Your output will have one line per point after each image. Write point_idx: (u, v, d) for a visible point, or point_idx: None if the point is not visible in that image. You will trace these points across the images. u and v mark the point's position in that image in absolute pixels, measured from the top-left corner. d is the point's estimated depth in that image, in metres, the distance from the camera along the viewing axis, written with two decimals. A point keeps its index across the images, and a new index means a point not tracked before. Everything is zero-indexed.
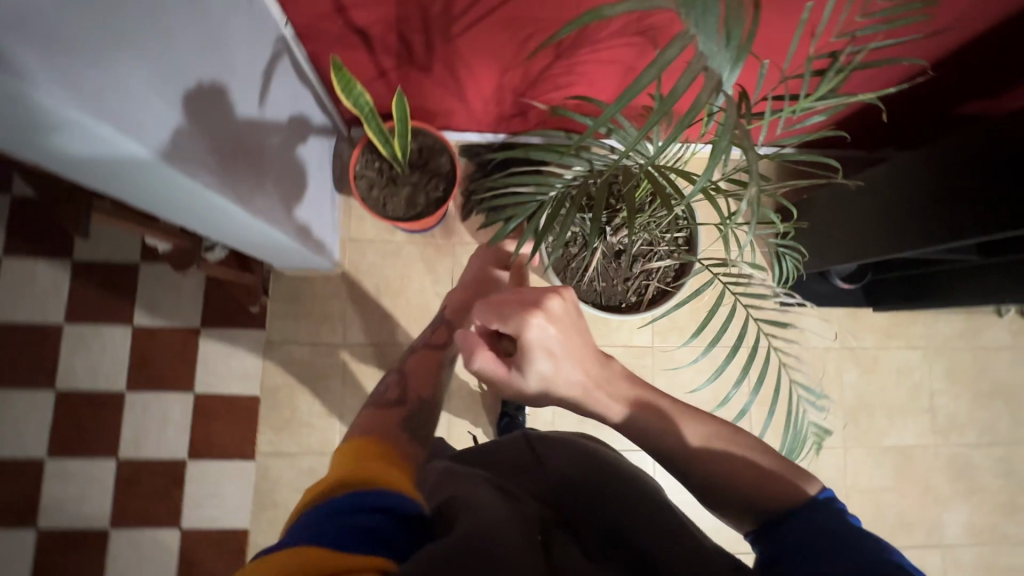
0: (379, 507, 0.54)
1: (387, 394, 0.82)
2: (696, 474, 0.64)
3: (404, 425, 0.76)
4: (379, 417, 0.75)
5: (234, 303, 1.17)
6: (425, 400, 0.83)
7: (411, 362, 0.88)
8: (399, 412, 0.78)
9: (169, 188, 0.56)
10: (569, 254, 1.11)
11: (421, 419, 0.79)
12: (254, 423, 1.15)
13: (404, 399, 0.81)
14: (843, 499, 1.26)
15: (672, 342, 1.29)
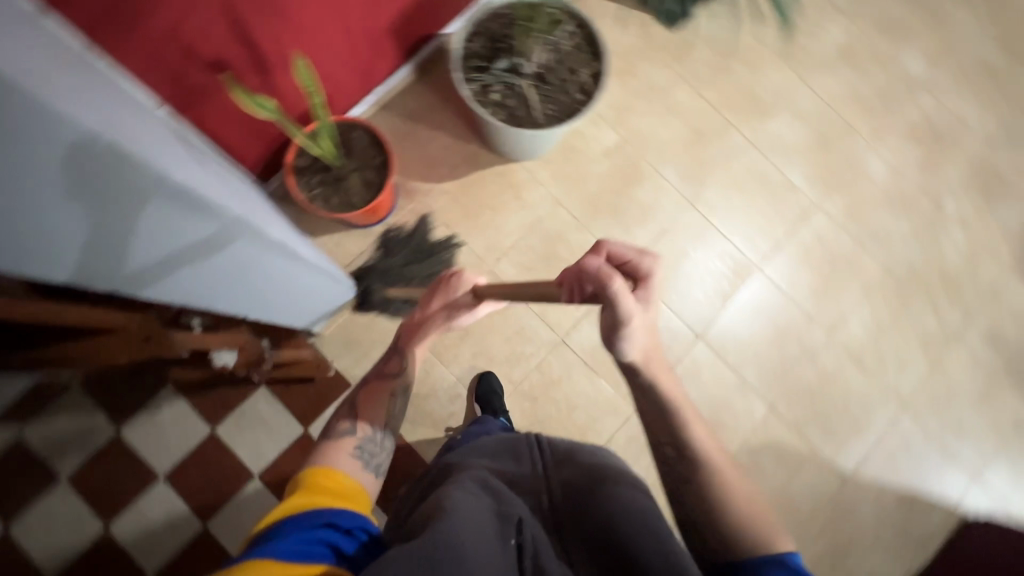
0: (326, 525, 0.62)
1: (339, 426, 0.82)
2: (686, 465, 0.64)
3: (354, 455, 0.77)
4: (333, 450, 0.76)
5: (310, 386, 1.19)
6: (370, 435, 0.82)
7: (364, 398, 0.89)
8: (354, 447, 0.78)
9: (210, 229, 0.58)
10: (507, 105, 1.09)
11: (372, 450, 0.80)
12: (410, 450, 1.20)
13: (354, 430, 0.82)
14: (832, 128, 1.37)
15: (630, 122, 1.34)
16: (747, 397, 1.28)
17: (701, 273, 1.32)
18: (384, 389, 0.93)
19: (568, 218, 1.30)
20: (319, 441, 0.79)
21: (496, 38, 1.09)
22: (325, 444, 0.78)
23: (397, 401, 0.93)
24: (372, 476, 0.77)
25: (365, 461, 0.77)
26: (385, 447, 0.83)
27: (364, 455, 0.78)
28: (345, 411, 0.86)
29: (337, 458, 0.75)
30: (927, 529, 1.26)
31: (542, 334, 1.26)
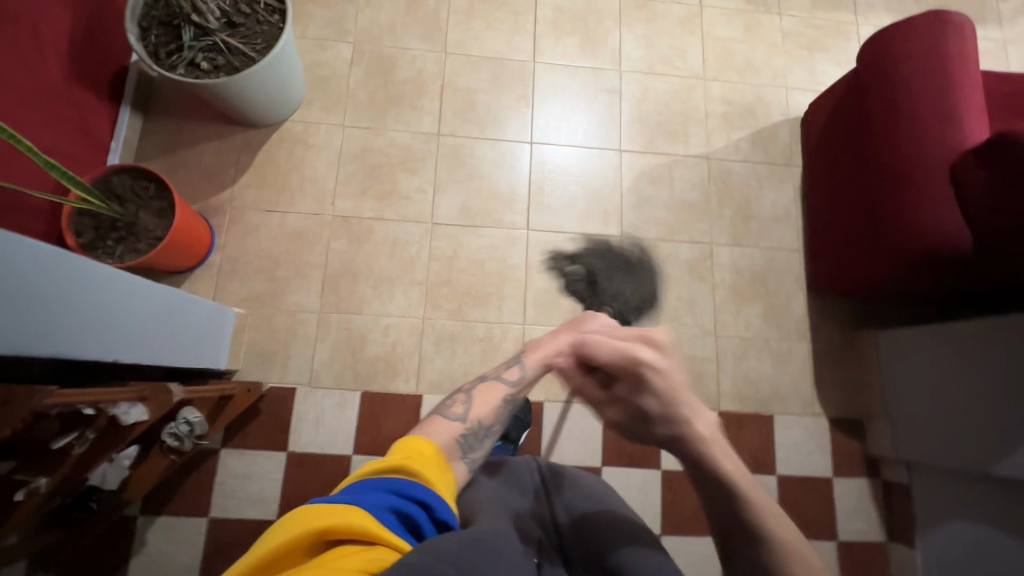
0: (416, 504, 0.55)
1: (450, 409, 0.72)
2: (733, 525, 0.59)
3: (461, 443, 0.67)
4: (436, 428, 0.67)
5: (262, 415, 1.18)
6: (483, 424, 0.71)
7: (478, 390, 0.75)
8: (462, 432, 0.68)
9: (49, 277, 0.66)
10: (222, 61, 1.10)
11: (475, 445, 0.68)
12: (384, 395, 1.21)
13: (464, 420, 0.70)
14: None
15: (352, 29, 1.41)
16: (598, 155, 1.41)
17: (495, 96, 1.41)
18: (499, 389, 0.77)
19: (362, 131, 1.35)
20: (422, 420, 0.69)
21: (166, 18, 1.09)
22: (431, 420, 0.69)
23: (507, 410, 0.75)
24: (467, 468, 0.65)
25: (466, 452, 0.66)
26: (489, 442, 0.70)
27: (468, 445, 0.67)
28: (462, 395, 0.75)
29: (439, 437, 0.65)
30: (786, 145, 1.45)
31: (415, 230, 1.31)
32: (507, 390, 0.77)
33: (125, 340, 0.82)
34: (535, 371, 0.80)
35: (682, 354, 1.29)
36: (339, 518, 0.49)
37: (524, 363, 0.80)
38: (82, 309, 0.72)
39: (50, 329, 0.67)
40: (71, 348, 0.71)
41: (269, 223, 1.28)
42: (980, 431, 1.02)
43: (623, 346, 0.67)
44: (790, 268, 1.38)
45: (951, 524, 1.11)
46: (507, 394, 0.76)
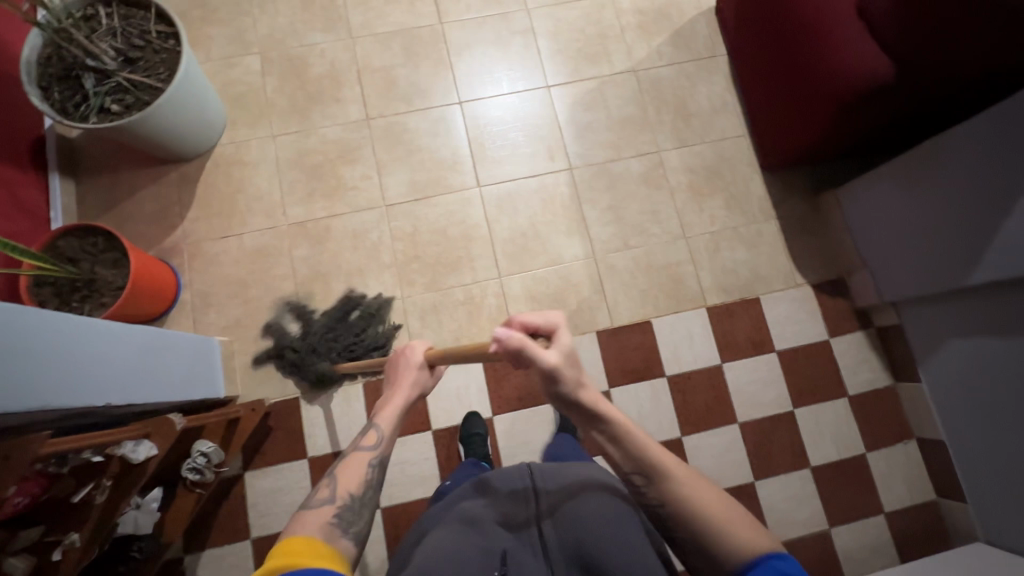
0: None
1: (315, 497, 0.70)
2: (653, 490, 0.65)
3: (338, 521, 0.68)
4: (307, 519, 0.67)
5: (274, 430, 1.20)
6: (355, 496, 0.72)
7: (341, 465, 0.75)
8: (338, 508, 0.69)
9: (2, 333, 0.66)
10: (131, 99, 1.09)
11: (353, 518, 0.69)
12: (384, 380, 1.23)
13: (333, 499, 0.70)
14: None
15: (255, 39, 1.39)
16: (527, 96, 1.40)
17: (413, 68, 1.40)
18: (361, 457, 0.76)
19: (293, 136, 1.35)
20: (289, 519, 0.68)
21: (63, 73, 1.07)
22: (297, 519, 0.67)
23: (376, 474, 0.76)
24: (352, 543, 0.67)
25: (345, 529, 0.68)
26: (368, 509, 0.72)
27: (347, 520, 0.69)
28: (327, 479, 0.74)
29: (311, 528, 0.65)
30: (707, 37, 1.46)
31: (371, 217, 1.31)
32: (370, 453, 0.76)
33: (111, 381, 0.84)
34: (389, 426, 0.78)
35: (658, 264, 1.31)
36: None
37: (379, 420, 0.78)
38: (52, 360, 0.73)
39: (36, 390, 0.69)
40: (58, 397, 0.73)
41: (228, 249, 1.28)
42: (954, 246, 1.04)
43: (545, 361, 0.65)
44: (741, 154, 1.39)
45: (947, 344, 1.13)
46: (371, 458, 0.75)
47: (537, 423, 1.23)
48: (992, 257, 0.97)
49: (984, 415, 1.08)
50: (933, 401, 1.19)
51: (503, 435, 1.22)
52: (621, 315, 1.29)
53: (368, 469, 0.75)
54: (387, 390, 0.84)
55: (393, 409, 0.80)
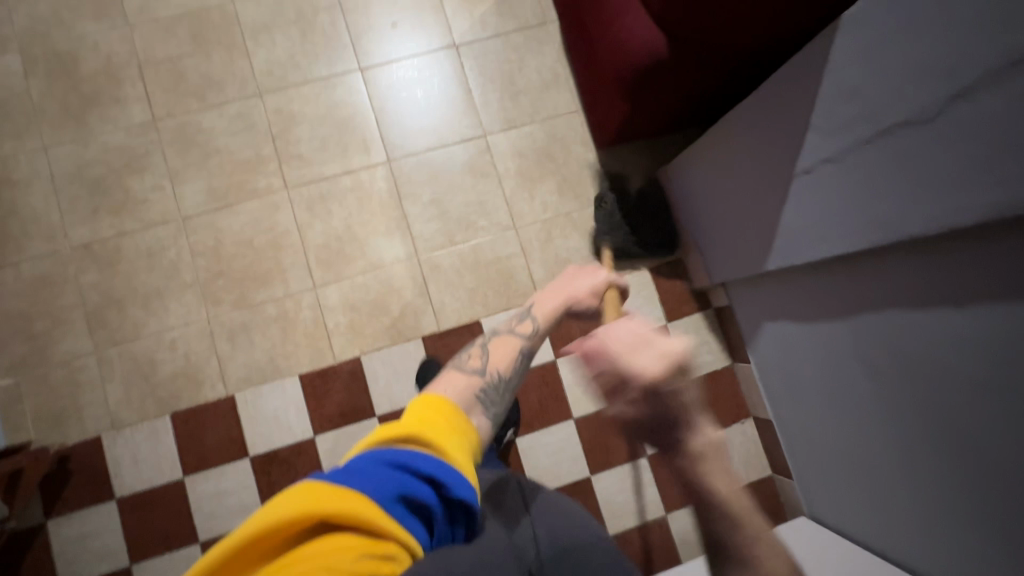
0: (426, 482, 0.54)
1: (467, 363, 0.70)
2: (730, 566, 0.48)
3: (478, 399, 0.65)
4: (456, 381, 0.66)
5: (78, 473, 1.12)
6: (503, 378, 0.69)
7: (493, 342, 0.73)
8: (482, 388, 0.67)
9: None
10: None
11: (496, 399, 0.67)
12: (195, 409, 1.15)
13: (482, 373, 0.68)
14: None
15: (10, 35, 1.21)
16: (339, 82, 1.26)
17: (203, 57, 1.24)
18: (513, 342, 0.74)
19: (68, 145, 1.19)
20: (441, 371, 0.69)
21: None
22: (449, 372, 0.68)
23: (522, 362, 0.74)
24: (490, 421, 0.65)
25: (487, 407, 0.66)
26: (507, 396, 0.69)
27: (490, 399, 0.66)
28: (478, 350, 0.73)
29: (456, 390, 0.65)
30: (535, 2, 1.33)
31: (166, 232, 1.19)
32: (521, 341, 0.75)
33: None
34: (546, 325, 0.78)
35: (487, 259, 1.24)
36: (312, 510, 0.48)
37: (535, 315, 0.78)
38: None
39: None
40: None
41: (4, 281, 1.15)
42: (754, 227, 0.99)
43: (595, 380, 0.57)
44: (575, 133, 1.30)
45: (762, 326, 1.11)
46: (522, 345, 0.74)
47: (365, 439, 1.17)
48: (779, 239, 0.92)
49: (796, 396, 1.06)
50: (760, 381, 1.18)
51: (330, 455, 1.16)
52: (449, 317, 1.22)
53: (519, 355, 0.73)
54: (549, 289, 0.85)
55: (557, 308, 0.81)
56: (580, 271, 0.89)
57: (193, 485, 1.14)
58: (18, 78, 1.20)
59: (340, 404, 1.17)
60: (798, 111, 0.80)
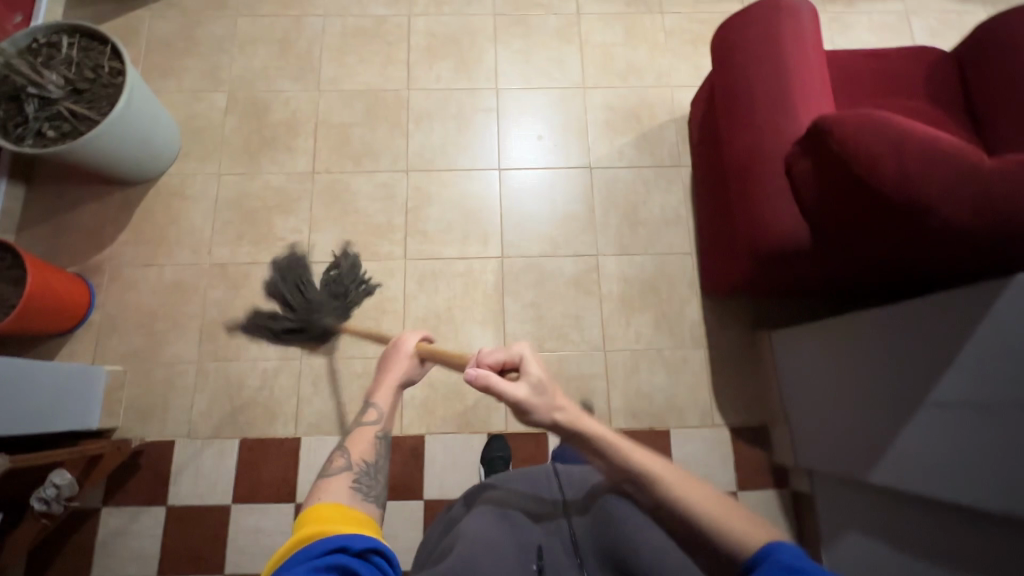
0: (335, 549, 0.52)
1: (332, 465, 0.67)
2: (647, 495, 0.60)
3: (358, 487, 0.64)
4: (331, 487, 0.63)
5: (145, 470, 1.18)
6: (370, 464, 0.68)
7: (351, 439, 0.71)
8: (354, 479, 0.65)
9: None
10: (87, 98, 1.13)
11: (372, 483, 0.66)
12: (263, 441, 1.20)
13: (350, 467, 0.67)
14: None
15: (226, 77, 1.43)
16: (476, 175, 1.38)
17: (370, 129, 1.40)
18: (368, 432, 0.73)
19: (237, 176, 1.36)
20: (308, 489, 0.64)
21: (32, 46, 1.13)
22: (317, 486, 0.63)
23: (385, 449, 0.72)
24: (376, 506, 0.63)
25: (366, 493, 0.64)
26: (381, 477, 0.68)
27: (366, 484, 0.65)
28: (336, 451, 0.70)
29: (334, 492, 0.62)
30: (673, 145, 1.41)
31: (291, 271, 1.30)
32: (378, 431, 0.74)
33: None
34: (386, 401, 0.77)
35: (569, 374, 1.25)
36: None
37: (377, 399, 0.76)
38: None
39: None
40: None
41: (148, 278, 1.29)
42: (861, 432, 0.94)
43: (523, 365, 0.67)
44: (682, 274, 1.32)
45: (845, 532, 1.03)
46: (377, 429, 0.73)
47: (404, 519, 1.16)
48: (892, 455, 0.87)
49: None
50: None
51: None
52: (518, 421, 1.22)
53: (381, 441, 0.72)
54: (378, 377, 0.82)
55: (392, 384, 0.80)
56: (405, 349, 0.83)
57: (236, 515, 1.16)
58: (219, 112, 1.40)
59: (393, 477, 1.18)
60: (928, 341, 0.80)
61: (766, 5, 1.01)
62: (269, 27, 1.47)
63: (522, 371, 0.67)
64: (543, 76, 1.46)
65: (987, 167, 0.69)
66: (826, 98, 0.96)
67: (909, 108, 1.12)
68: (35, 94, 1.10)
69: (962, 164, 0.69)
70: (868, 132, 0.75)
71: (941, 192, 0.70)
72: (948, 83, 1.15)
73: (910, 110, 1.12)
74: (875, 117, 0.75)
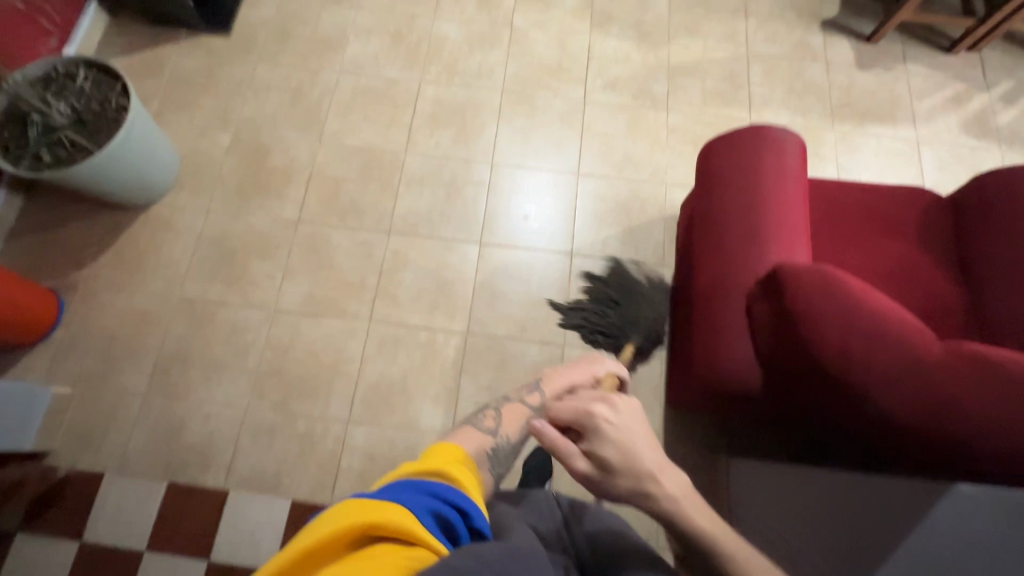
0: (455, 510, 0.54)
1: (481, 421, 0.74)
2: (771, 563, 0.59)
3: (490, 454, 0.68)
4: (467, 437, 0.69)
5: (68, 499, 1.16)
6: (509, 442, 0.72)
7: (506, 410, 0.77)
8: (492, 445, 0.69)
9: None
10: (89, 129, 1.18)
11: (501, 459, 0.70)
12: (191, 487, 1.17)
13: (493, 432, 0.72)
14: (399, 29, 1.60)
15: (235, 118, 1.48)
16: (457, 245, 1.37)
17: (361, 186, 1.42)
18: (520, 414, 0.78)
19: (225, 215, 1.39)
20: (456, 426, 0.71)
21: (50, 75, 1.20)
22: (464, 428, 0.71)
23: (525, 436, 0.77)
24: (491, 483, 0.66)
25: (493, 465, 0.68)
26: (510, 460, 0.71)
27: (496, 459, 0.69)
28: (490, 412, 0.76)
29: (471, 443, 0.68)
30: (659, 243, 1.39)
31: (257, 316, 1.30)
32: (529, 418, 0.78)
33: None
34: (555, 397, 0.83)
35: (514, 466, 1.20)
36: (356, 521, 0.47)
37: (542, 391, 0.83)
38: None
39: None
40: None
41: (117, 303, 1.30)
42: None
43: (593, 429, 0.63)
44: (647, 379, 1.27)
45: None
46: (530, 415, 0.79)
47: None
48: None
49: None
50: None
51: None
52: None
53: (526, 427, 0.77)
54: (565, 369, 0.91)
55: (560, 387, 0.85)
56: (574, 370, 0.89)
57: (146, 563, 1.12)
58: (221, 150, 1.45)
59: None
60: (866, 517, 0.80)
61: (753, 133, 1.01)
62: (285, 76, 1.53)
63: (592, 437, 0.63)
64: (540, 157, 1.47)
65: (934, 367, 0.69)
66: (801, 241, 0.92)
67: (893, 248, 1.07)
68: (39, 119, 1.15)
69: (908, 360, 0.70)
70: (823, 302, 0.75)
71: (884, 382, 0.70)
72: (936, 227, 1.10)
73: (893, 251, 1.07)
74: (834, 288, 0.76)
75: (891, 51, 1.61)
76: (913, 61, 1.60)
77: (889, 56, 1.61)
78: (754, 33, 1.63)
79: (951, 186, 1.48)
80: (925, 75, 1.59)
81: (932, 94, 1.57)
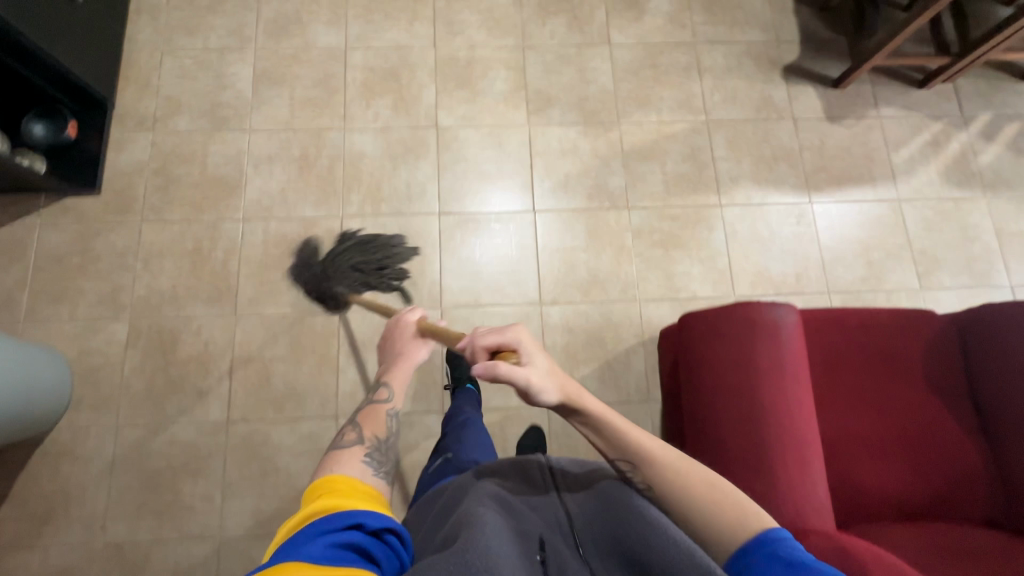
0: (351, 528, 0.54)
1: (344, 440, 0.72)
2: (642, 475, 0.59)
3: (371, 462, 0.68)
4: (343, 459, 0.67)
5: None
6: (382, 440, 0.73)
7: (363, 416, 0.76)
8: (366, 454, 0.69)
9: None
10: None
11: (382, 459, 0.70)
12: None
13: (362, 441, 0.71)
14: (303, 150, 1.35)
15: (127, 300, 1.24)
16: (417, 420, 1.21)
17: (295, 365, 1.22)
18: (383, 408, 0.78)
19: (139, 430, 1.18)
20: (323, 457, 0.68)
21: None
22: (332, 456, 0.67)
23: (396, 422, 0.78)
24: (385, 479, 0.68)
25: (378, 468, 0.68)
26: (393, 453, 0.73)
27: (377, 461, 0.69)
28: (349, 425, 0.75)
29: (352, 465, 0.66)
30: (640, 374, 1.25)
31: (199, 549, 1.13)
32: (393, 404, 0.78)
33: None
34: (402, 381, 0.82)
35: None
36: None
37: (389, 380, 0.81)
38: None
39: None
40: None
41: (30, 565, 1.11)
42: None
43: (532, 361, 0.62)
44: None
45: None
46: (391, 408, 0.78)
47: None
48: None
49: None
50: None
51: None
52: None
53: (392, 415, 0.77)
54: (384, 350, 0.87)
55: (409, 366, 0.83)
56: (394, 340, 0.87)
57: None
58: (119, 344, 1.22)
59: None
60: None
61: (743, 318, 0.86)
62: (177, 235, 1.28)
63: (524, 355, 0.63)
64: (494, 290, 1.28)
65: None
66: (815, 461, 0.82)
67: (914, 402, 0.96)
68: None
69: None
70: None
71: None
72: (946, 362, 0.99)
73: (906, 400, 0.96)
74: None
75: (861, 95, 1.45)
76: (885, 103, 1.45)
77: (859, 102, 1.45)
78: (712, 95, 1.44)
79: (938, 250, 1.36)
80: (899, 118, 1.44)
81: (908, 142, 1.43)
